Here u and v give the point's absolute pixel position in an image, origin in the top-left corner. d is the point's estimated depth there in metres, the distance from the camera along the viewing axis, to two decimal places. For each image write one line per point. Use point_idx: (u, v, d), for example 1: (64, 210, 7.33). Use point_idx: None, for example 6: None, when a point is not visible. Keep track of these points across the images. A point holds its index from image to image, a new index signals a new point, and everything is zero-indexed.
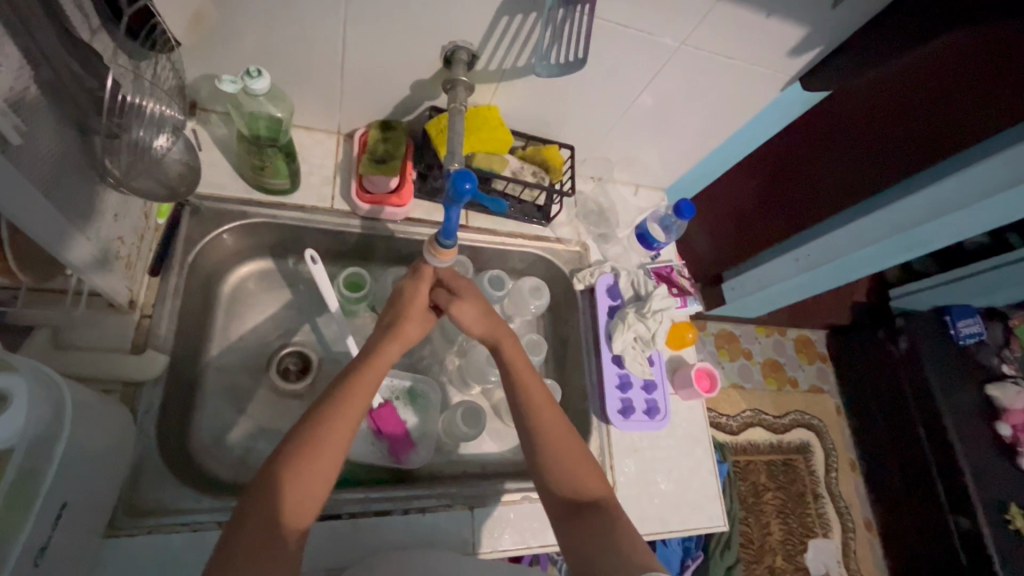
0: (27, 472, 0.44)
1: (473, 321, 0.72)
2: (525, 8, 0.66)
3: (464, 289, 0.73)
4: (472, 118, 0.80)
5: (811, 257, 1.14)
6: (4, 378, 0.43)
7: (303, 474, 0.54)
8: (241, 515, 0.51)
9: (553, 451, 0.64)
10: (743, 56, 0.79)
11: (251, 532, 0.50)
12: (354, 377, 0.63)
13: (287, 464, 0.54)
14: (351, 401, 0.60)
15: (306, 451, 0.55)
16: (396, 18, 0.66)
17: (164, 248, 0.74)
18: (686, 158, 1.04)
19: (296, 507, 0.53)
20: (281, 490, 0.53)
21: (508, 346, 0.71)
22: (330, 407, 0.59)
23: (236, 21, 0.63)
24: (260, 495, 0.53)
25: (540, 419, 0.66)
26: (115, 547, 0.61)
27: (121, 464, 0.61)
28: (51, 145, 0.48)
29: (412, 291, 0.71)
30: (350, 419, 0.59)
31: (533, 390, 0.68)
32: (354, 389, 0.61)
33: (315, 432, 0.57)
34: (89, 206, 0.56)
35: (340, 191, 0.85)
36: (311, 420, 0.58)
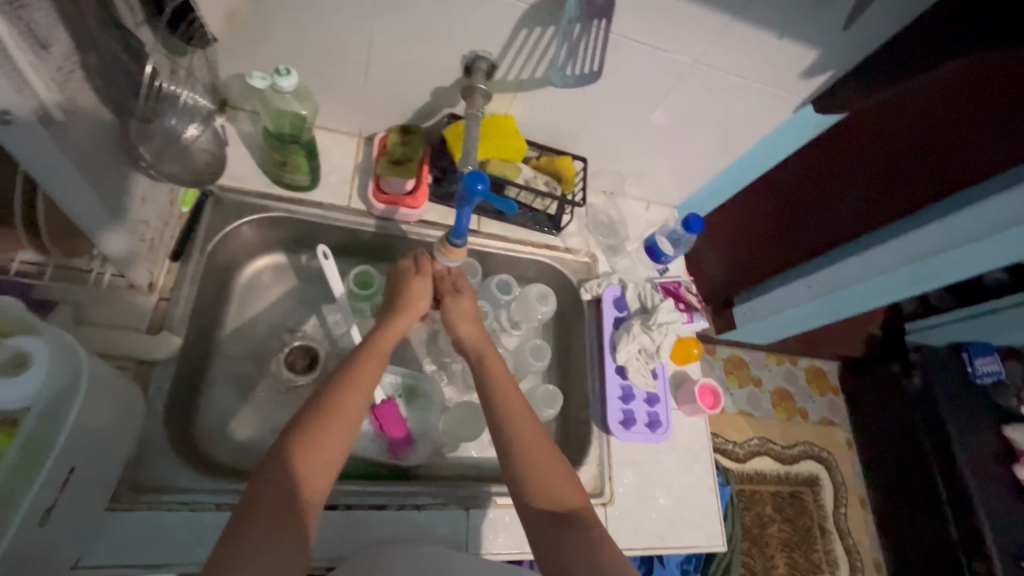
0: (42, 431, 0.46)
1: (463, 323, 0.74)
2: (544, 21, 0.68)
3: (450, 292, 0.76)
4: (490, 125, 0.83)
5: (823, 283, 1.12)
6: (29, 339, 0.45)
7: (314, 448, 0.56)
8: (254, 495, 0.52)
9: (530, 459, 0.63)
10: (756, 75, 0.80)
11: (263, 512, 0.51)
12: (360, 362, 0.64)
13: (299, 438, 0.56)
14: (360, 383, 0.62)
15: (316, 430, 0.57)
16: (419, 26, 0.69)
17: (186, 234, 0.76)
18: (698, 174, 1.06)
19: (310, 487, 0.54)
20: (293, 471, 0.54)
21: (492, 356, 0.72)
22: (341, 388, 0.61)
23: (268, 23, 0.67)
24: (272, 470, 0.54)
25: (521, 428, 0.65)
26: (117, 520, 0.62)
27: (129, 439, 0.63)
28: (88, 125, 0.51)
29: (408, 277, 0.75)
30: (358, 400, 0.61)
31: (514, 401, 0.67)
32: (366, 367, 0.64)
33: (330, 405, 0.59)
34: (120, 186, 0.58)
35: (357, 191, 0.87)
36: (324, 396, 0.60)
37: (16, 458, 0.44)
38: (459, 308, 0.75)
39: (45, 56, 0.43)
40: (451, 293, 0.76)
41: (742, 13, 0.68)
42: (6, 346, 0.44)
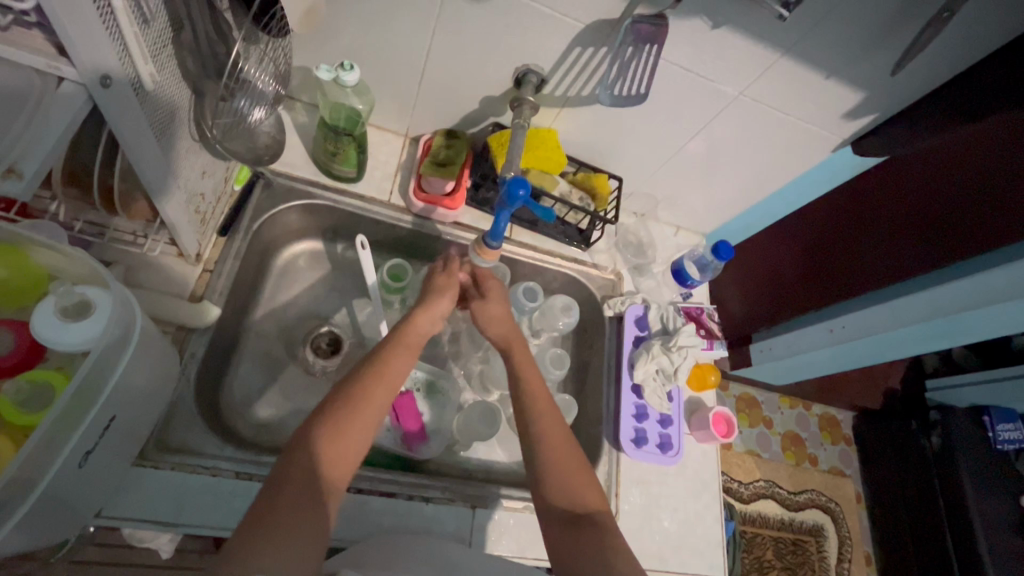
0: (95, 378, 0.49)
1: (490, 322, 0.76)
2: (598, 42, 0.72)
3: (475, 295, 0.79)
4: (532, 137, 0.86)
5: (853, 327, 1.10)
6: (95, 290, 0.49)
7: (337, 435, 0.57)
8: (282, 471, 0.54)
9: (553, 458, 0.65)
10: (798, 112, 0.82)
11: (290, 488, 0.53)
12: (383, 355, 0.66)
13: (326, 424, 0.58)
14: (385, 376, 0.64)
15: (344, 416, 0.59)
16: (479, 37, 0.72)
17: (235, 211, 0.80)
18: (730, 204, 1.07)
19: (335, 470, 0.56)
20: (318, 453, 0.56)
21: (519, 352, 0.74)
22: (370, 378, 0.63)
23: (339, 21, 0.71)
24: (299, 451, 0.55)
25: (546, 427, 0.67)
26: (140, 476, 0.64)
27: (162, 399, 0.66)
28: (169, 98, 0.55)
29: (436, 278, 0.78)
30: (384, 391, 0.63)
31: (542, 404, 0.69)
32: (391, 362, 0.66)
33: (353, 396, 0.61)
34: (186, 158, 0.62)
35: (399, 187, 0.91)
36: (349, 387, 0.62)
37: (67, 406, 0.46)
38: (485, 308, 0.76)
39: (147, 30, 0.47)
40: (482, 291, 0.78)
41: (791, 51, 0.70)
42: (76, 292, 0.48)
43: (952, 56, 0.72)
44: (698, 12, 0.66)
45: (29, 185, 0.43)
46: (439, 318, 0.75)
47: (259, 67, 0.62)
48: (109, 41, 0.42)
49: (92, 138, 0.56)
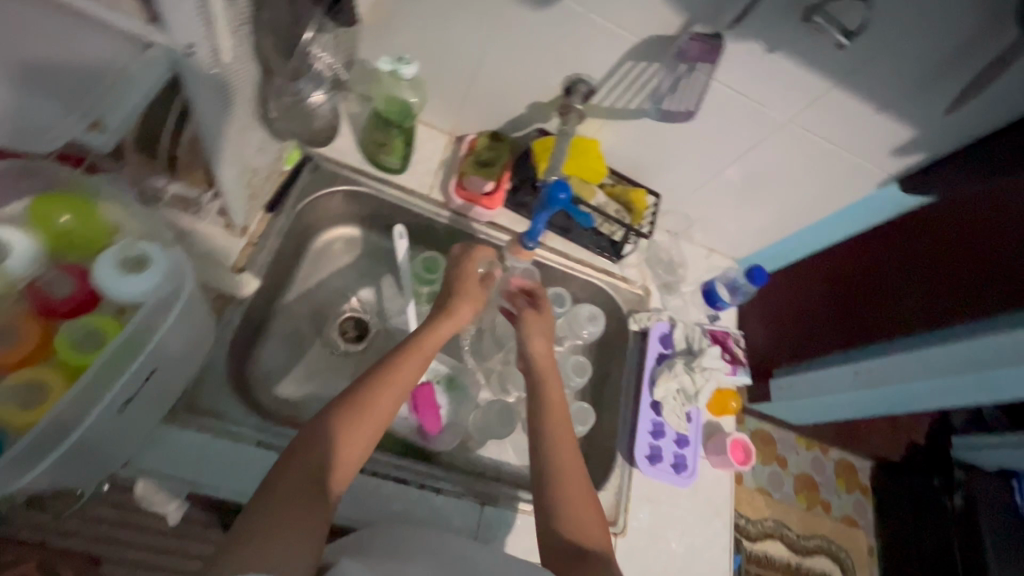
0: (139, 332, 0.51)
1: (536, 338, 0.80)
2: (652, 56, 0.73)
3: (528, 308, 0.84)
4: (577, 146, 0.87)
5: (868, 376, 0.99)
6: (152, 247, 0.51)
7: (349, 428, 0.58)
8: (286, 466, 0.54)
9: (562, 480, 0.66)
10: (845, 143, 0.81)
11: (292, 482, 0.52)
12: (404, 354, 0.67)
13: (340, 415, 0.58)
14: (399, 377, 0.64)
15: (351, 416, 0.58)
16: (535, 43, 0.74)
17: (283, 190, 0.82)
18: (766, 232, 1.06)
19: (337, 470, 0.55)
20: (329, 443, 0.56)
21: (550, 376, 0.76)
22: (383, 377, 0.63)
23: (404, 16, 0.73)
24: (311, 439, 0.56)
25: (558, 447, 0.69)
26: (168, 433, 0.66)
27: (196, 362, 0.68)
28: (241, 73, 0.58)
29: (458, 278, 0.80)
30: (393, 392, 0.63)
31: (560, 431, 0.70)
32: (407, 362, 0.66)
33: (366, 392, 0.61)
34: (247, 133, 0.65)
35: (440, 183, 0.93)
36: (366, 382, 0.62)
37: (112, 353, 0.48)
38: (538, 325, 0.82)
39: (233, 8, 0.50)
40: (530, 310, 0.84)
41: (845, 82, 0.71)
42: (134, 248, 0.51)
43: (1011, 101, 0.71)
44: (756, 35, 0.67)
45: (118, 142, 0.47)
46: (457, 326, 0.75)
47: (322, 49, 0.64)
48: (199, 14, 0.45)
49: (166, 104, 0.59)
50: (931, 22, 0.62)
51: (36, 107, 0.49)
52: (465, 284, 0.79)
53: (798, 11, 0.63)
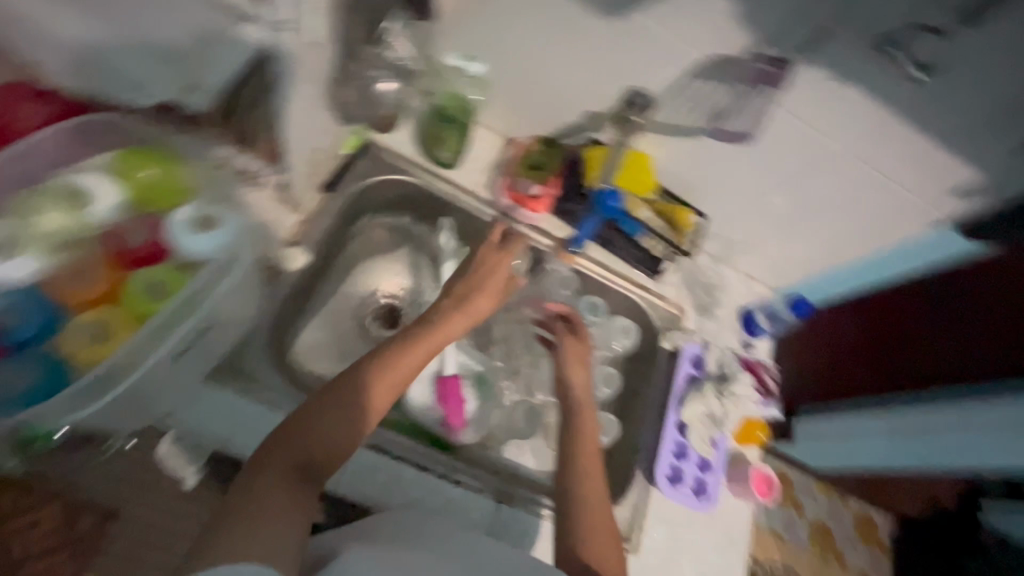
0: (200, 290, 0.56)
1: (574, 366, 0.82)
2: (713, 76, 0.73)
3: (567, 333, 0.86)
4: (629, 160, 0.88)
5: (909, 428, 0.94)
6: (223, 211, 0.57)
7: (327, 421, 0.56)
8: (278, 446, 0.53)
9: (583, 493, 0.70)
10: (903, 179, 0.80)
11: (284, 464, 0.51)
12: (396, 349, 0.65)
13: (319, 407, 0.56)
14: (391, 372, 0.62)
15: (349, 402, 0.58)
16: (599, 55, 0.75)
17: (339, 173, 0.85)
18: (810, 264, 1.03)
19: (330, 454, 0.55)
20: (305, 435, 0.54)
21: (582, 395, 0.80)
22: (373, 372, 0.61)
23: (473, 18, 0.76)
24: (288, 432, 0.54)
25: (586, 457, 0.72)
26: (211, 392, 0.70)
27: (239, 327, 0.71)
28: (317, 53, 0.60)
29: (483, 270, 0.80)
30: (390, 385, 0.62)
31: (590, 453, 0.73)
32: (401, 358, 0.64)
33: (352, 386, 0.59)
34: (313, 112, 0.68)
35: (488, 182, 0.94)
36: (353, 375, 0.60)
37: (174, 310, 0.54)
38: (576, 351, 0.84)
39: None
40: (570, 338, 0.86)
41: (912, 118, 0.70)
42: (207, 209, 0.57)
43: None
44: (820, 64, 0.67)
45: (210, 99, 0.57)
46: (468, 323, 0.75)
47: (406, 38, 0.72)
48: None
49: None
50: (1005, 61, 0.61)
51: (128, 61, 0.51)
52: (484, 277, 0.79)
53: (867, 42, 0.63)
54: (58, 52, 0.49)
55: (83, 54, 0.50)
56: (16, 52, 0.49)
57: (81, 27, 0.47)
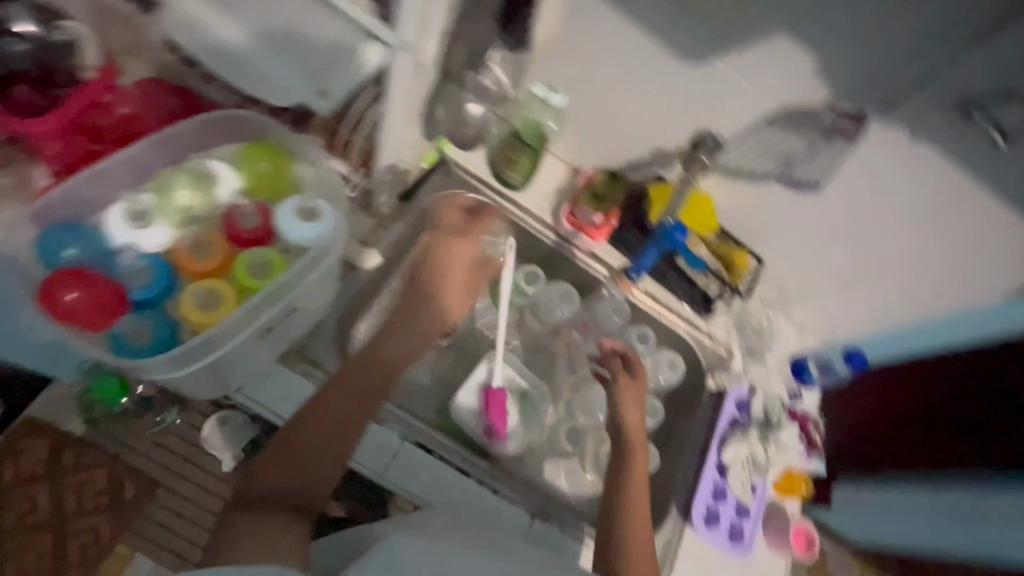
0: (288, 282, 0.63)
1: (629, 407, 0.82)
2: (788, 125, 0.76)
3: (622, 372, 0.85)
4: (692, 201, 0.91)
5: (947, 512, 0.89)
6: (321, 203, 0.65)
7: (295, 451, 0.64)
8: (261, 484, 0.62)
9: (626, 522, 0.71)
10: (975, 243, 0.79)
11: (272, 501, 0.61)
12: (349, 372, 0.72)
13: (287, 440, 0.65)
14: (344, 392, 0.69)
15: (320, 436, 0.66)
16: (676, 98, 0.79)
17: (415, 184, 0.90)
18: (867, 320, 1.01)
19: (317, 485, 0.64)
20: (279, 466, 0.63)
21: (632, 426, 0.80)
22: (328, 400, 0.68)
23: (561, 54, 0.81)
24: (265, 468, 0.63)
25: (630, 489, 0.74)
26: (282, 373, 0.75)
27: (313, 314, 0.76)
28: (423, 73, 0.66)
29: (435, 275, 0.84)
30: (344, 406, 0.69)
31: (640, 490, 0.74)
32: (349, 376, 0.71)
33: (312, 415, 0.67)
34: (408, 126, 0.74)
35: (552, 207, 0.97)
36: (311, 406, 0.68)
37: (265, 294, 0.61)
38: (632, 391, 0.83)
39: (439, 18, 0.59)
40: (623, 375, 0.84)
41: (991, 184, 0.70)
42: (310, 202, 0.65)
43: None
44: (898, 122, 0.68)
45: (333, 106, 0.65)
46: (423, 336, 0.81)
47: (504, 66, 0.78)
48: None
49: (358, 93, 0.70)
50: None
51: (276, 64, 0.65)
52: (443, 283, 0.84)
53: (949, 105, 0.65)
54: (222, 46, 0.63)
55: (241, 55, 0.65)
56: (191, 42, 0.64)
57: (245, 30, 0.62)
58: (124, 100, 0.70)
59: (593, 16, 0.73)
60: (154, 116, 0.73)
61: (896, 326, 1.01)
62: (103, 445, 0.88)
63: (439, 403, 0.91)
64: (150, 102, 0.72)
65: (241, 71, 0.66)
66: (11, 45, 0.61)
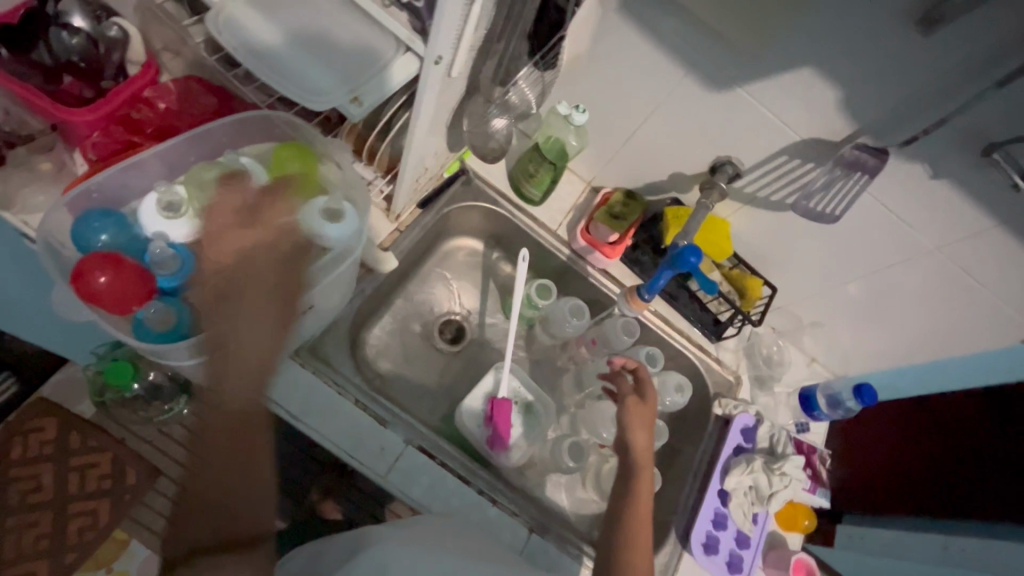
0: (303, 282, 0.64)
1: (639, 429, 0.78)
2: (809, 156, 0.76)
3: (631, 393, 0.82)
4: (709, 224, 0.91)
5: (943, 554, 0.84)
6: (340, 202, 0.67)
7: (212, 469, 0.55)
8: (187, 530, 0.53)
9: (628, 543, 0.69)
10: (994, 286, 0.78)
11: (210, 549, 0.51)
12: (217, 367, 0.57)
13: (203, 458, 0.55)
14: (230, 391, 0.56)
15: (219, 455, 0.55)
16: (701, 124, 0.80)
17: (436, 191, 0.92)
18: (880, 357, 1.01)
19: (252, 515, 0.54)
20: (201, 488, 0.54)
21: (642, 444, 0.78)
22: (219, 402, 0.56)
23: (588, 74, 0.83)
24: (193, 497, 0.54)
25: (639, 509, 0.72)
26: (293, 368, 0.76)
27: (328, 314, 0.77)
28: (455, 86, 0.68)
29: (240, 280, 0.58)
30: (238, 405, 0.56)
31: (643, 509, 0.72)
32: (223, 371, 0.56)
33: (213, 428, 0.56)
34: (435, 136, 0.76)
35: (568, 224, 0.99)
36: (208, 416, 0.56)
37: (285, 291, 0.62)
38: (640, 414, 0.80)
39: (476, 35, 0.61)
40: (631, 395, 0.82)
41: (1015, 226, 0.70)
42: (336, 203, 0.67)
43: None
44: (923, 159, 0.69)
45: (362, 111, 0.66)
46: (258, 350, 0.57)
47: (529, 82, 0.80)
48: (454, 34, 0.55)
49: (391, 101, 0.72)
50: None
51: (306, 65, 0.66)
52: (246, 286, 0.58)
53: (976, 146, 0.65)
54: (254, 42, 0.66)
55: (270, 54, 0.66)
56: (223, 35, 0.65)
57: (281, 30, 0.67)
58: (167, 95, 0.74)
59: (618, 39, 0.76)
60: (191, 110, 0.75)
61: (910, 368, 1.00)
62: (105, 430, 0.95)
63: (445, 410, 0.92)
64: (187, 98, 0.75)
65: (263, 67, 0.65)
66: (65, 39, 0.67)
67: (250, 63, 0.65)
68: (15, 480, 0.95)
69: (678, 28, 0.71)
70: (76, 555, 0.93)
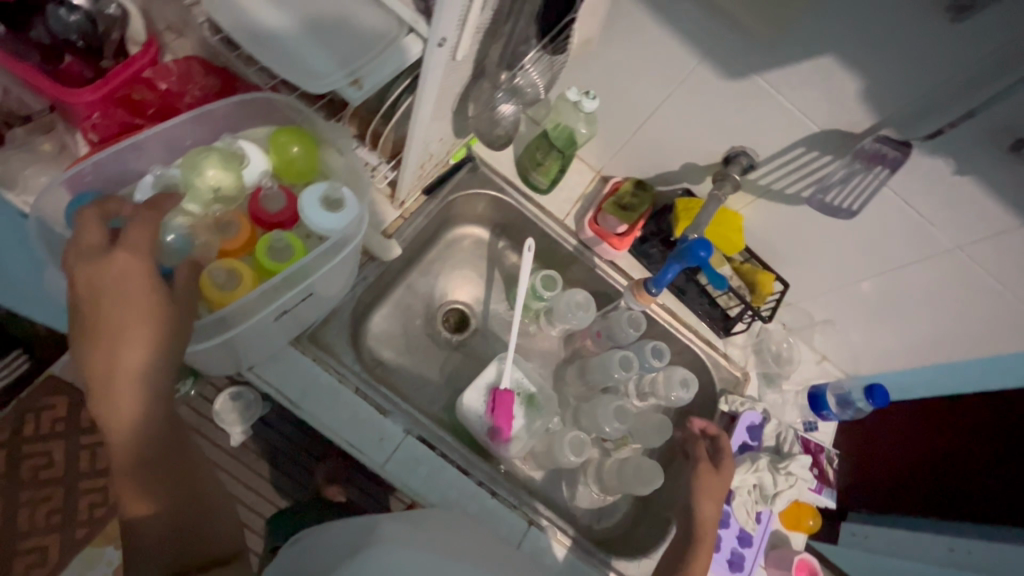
0: (299, 274, 0.62)
1: (706, 500, 0.80)
2: (826, 149, 0.74)
3: (705, 459, 0.84)
4: (720, 217, 0.88)
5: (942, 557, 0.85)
6: (336, 189, 0.65)
7: (150, 492, 0.52)
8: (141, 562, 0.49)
9: None
10: (1017, 289, 0.75)
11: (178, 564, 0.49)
12: (110, 394, 0.52)
13: (134, 489, 0.52)
14: (140, 412, 0.53)
15: (149, 477, 0.52)
16: (715, 113, 0.77)
17: (441, 178, 0.90)
18: (891, 357, 0.97)
19: (209, 522, 0.53)
20: (147, 517, 0.51)
21: (706, 511, 0.79)
22: (128, 426, 0.53)
23: (599, 57, 0.80)
24: (140, 530, 0.51)
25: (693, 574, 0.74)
26: (294, 354, 0.76)
27: (329, 301, 0.77)
28: (458, 69, 0.66)
29: (112, 309, 0.52)
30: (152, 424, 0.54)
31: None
32: (121, 396, 0.52)
33: (137, 455, 0.53)
34: (439, 122, 0.74)
35: (576, 213, 0.97)
36: (125, 446, 0.53)
37: (282, 280, 0.61)
38: (710, 485, 0.82)
39: (479, 16, 0.58)
40: (704, 461, 0.84)
41: None
42: (336, 191, 0.65)
43: None
44: (947, 154, 0.65)
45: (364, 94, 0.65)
46: (159, 372, 0.54)
47: (538, 64, 0.77)
48: (455, 16, 0.52)
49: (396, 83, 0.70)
50: None
51: (303, 47, 0.67)
52: (122, 314, 0.52)
53: (1004, 142, 0.61)
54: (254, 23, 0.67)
55: (269, 35, 0.67)
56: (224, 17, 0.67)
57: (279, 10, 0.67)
58: (168, 76, 0.73)
59: (631, 24, 0.73)
60: (191, 91, 0.74)
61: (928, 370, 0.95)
62: None
63: (446, 400, 0.91)
64: (188, 78, 0.74)
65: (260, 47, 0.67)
66: (63, 15, 0.67)
67: (250, 44, 0.67)
68: (28, 456, 0.99)
69: (692, 13, 0.68)
70: (87, 529, 0.96)
